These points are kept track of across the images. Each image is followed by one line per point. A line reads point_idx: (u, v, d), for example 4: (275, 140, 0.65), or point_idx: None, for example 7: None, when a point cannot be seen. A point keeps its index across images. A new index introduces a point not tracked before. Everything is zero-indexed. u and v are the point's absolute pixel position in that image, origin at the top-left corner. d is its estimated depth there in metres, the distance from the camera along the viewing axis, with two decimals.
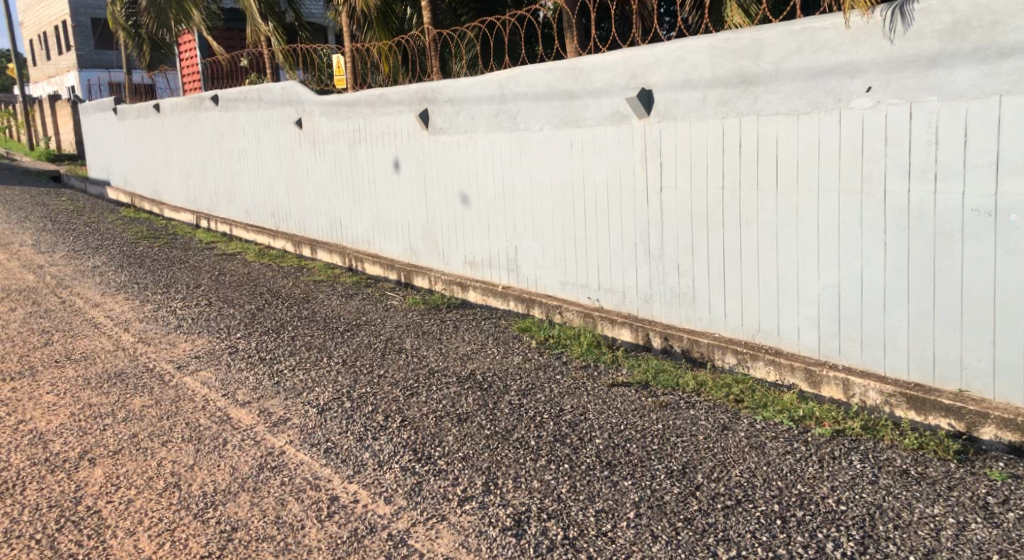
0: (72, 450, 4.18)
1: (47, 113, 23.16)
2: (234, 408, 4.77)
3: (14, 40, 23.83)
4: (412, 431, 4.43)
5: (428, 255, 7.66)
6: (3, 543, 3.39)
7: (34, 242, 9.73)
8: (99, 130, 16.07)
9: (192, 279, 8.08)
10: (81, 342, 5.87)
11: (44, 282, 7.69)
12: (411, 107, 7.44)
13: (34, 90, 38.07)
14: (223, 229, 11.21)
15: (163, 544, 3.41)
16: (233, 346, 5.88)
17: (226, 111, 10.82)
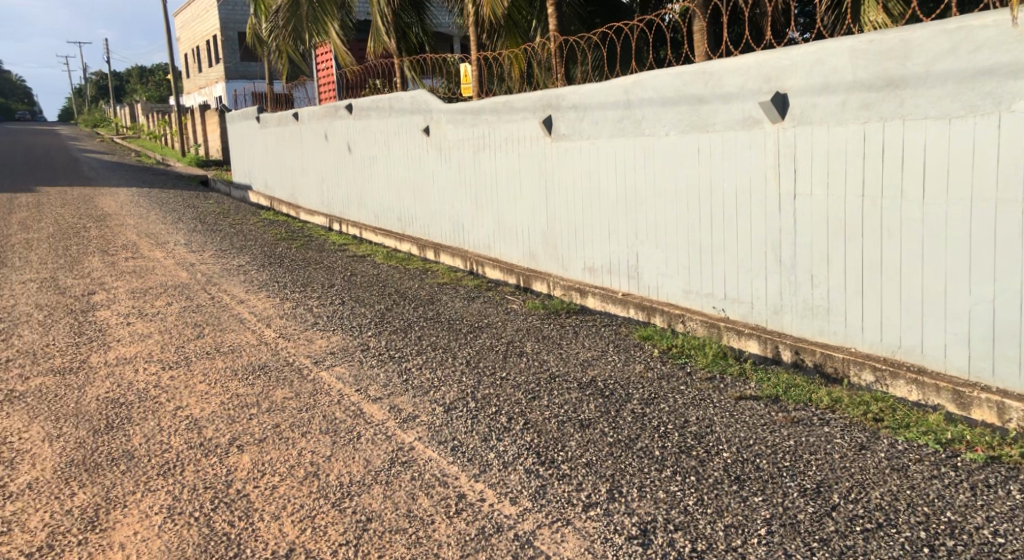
0: (223, 437, 4.47)
1: (197, 122, 24.79)
2: (367, 403, 4.97)
3: (171, 53, 25.63)
4: (535, 434, 4.49)
5: (547, 260, 7.71)
6: (166, 518, 3.65)
7: (186, 242, 10.42)
8: (242, 138, 17.04)
9: (326, 279, 8.45)
10: (229, 336, 6.25)
11: (196, 279, 8.22)
12: (535, 114, 7.52)
13: (187, 100, 40.84)
14: (353, 232, 11.66)
15: (305, 530, 3.60)
16: (365, 344, 6.12)
17: (358, 118, 11.24)
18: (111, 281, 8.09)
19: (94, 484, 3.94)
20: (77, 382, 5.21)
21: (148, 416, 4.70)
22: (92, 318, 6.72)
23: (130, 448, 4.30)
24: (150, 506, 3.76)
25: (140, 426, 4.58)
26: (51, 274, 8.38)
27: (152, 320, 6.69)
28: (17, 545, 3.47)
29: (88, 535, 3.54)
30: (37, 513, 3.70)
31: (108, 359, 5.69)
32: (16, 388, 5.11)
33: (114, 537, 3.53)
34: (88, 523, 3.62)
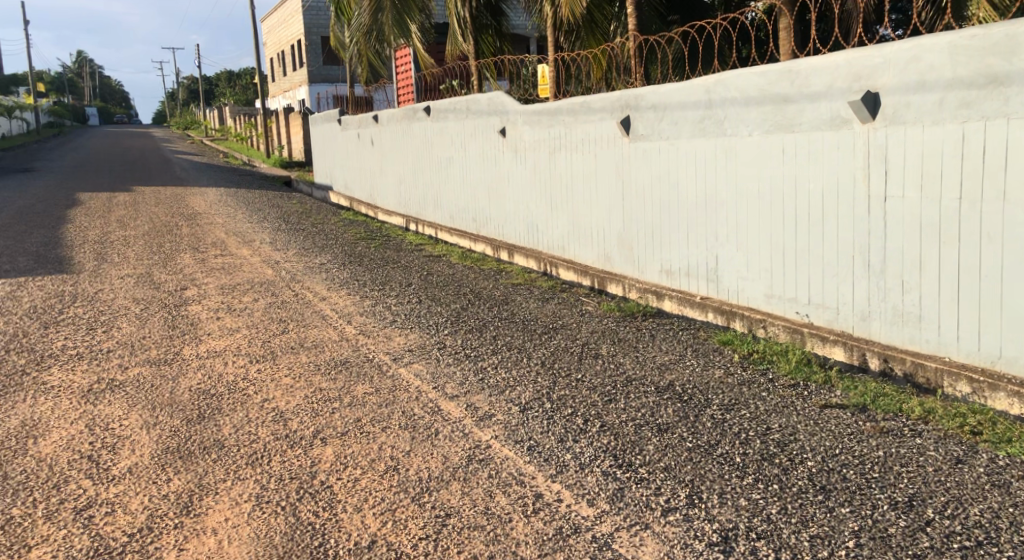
0: (306, 429, 4.58)
1: (282, 124, 25.50)
2: (444, 400, 5.02)
3: (258, 57, 26.40)
4: (612, 437, 4.47)
5: (623, 262, 7.66)
6: (254, 506, 3.77)
7: (271, 240, 10.73)
8: (324, 140, 17.44)
9: (404, 278, 8.58)
10: (312, 332, 6.41)
11: (280, 276, 8.46)
12: (613, 114, 7.47)
13: (272, 103, 42.07)
14: (429, 232, 11.79)
15: (386, 523, 3.66)
16: (442, 342, 6.19)
17: (436, 120, 11.37)
18: (201, 277, 8.39)
19: (188, 471, 4.09)
20: (171, 373, 5.43)
21: (237, 408, 4.85)
22: (184, 312, 6.98)
23: (220, 438, 4.45)
24: (239, 494, 3.88)
25: (229, 416, 4.74)
26: (146, 270, 8.74)
27: (240, 315, 6.91)
28: (118, 525, 3.63)
29: (183, 519, 3.68)
30: (136, 496, 3.86)
31: (199, 351, 5.90)
32: (115, 377, 5.35)
33: (207, 522, 3.66)
34: (182, 508, 3.77)
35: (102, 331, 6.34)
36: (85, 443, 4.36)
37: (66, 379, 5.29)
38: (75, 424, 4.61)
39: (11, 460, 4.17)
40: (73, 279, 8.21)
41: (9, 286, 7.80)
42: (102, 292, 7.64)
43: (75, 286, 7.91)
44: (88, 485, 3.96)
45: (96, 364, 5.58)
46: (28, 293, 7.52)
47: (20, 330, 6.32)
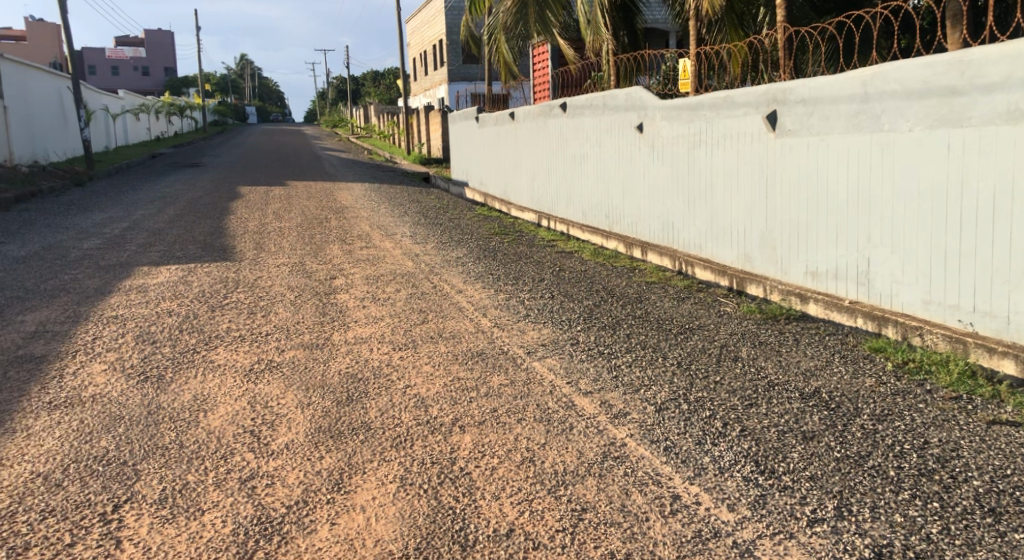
0: (446, 416, 4.69)
1: (422, 121, 26.24)
2: (579, 395, 5.02)
3: (402, 57, 27.26)
4: (753, 442, 4.32)
5: (763, 262, 7.39)
6: (399, 487, 3.91)
7: (411, 234, 11.04)
8: (461, 137, 17.79)
9: (536, 273, 8.61)
10: (451, 323, 6.55)
11: (420, 269, 8.69)
12: (759, 109, 7.23)
13: (413, 101, 43.40)
14: (560, 229, 11.78)
15: (523, 513, 3.71)
16: (575, 338, 6.18)
17: (572, 116, 11.36)
18: (349, 267, 8.74)
19: (339, 450, 4.28)
20: (323, 357, 5.69)
21: (382, 393, 5.03)
22: (334, 301, 7.29)
23: (367, 420, 4.63)
24: (385, 474, 4.03)
25: (374, 400, 4.91)
26: (299, 259, 9.18)
27: (384, 304, 7.16)
28: (277, 496, 3.84)
29: (335, 495, 3.86)
30: (293, 470, 4.08)
31: (348, 338, 6.15)
32: (273, 358, 5.66)
33: (356, 499, 3.83)
34: (334, 484, 3.95)
35: (261, 316, 6.71)
36: (247, 419, 4.64)
37: (230, 358, 5.64)
38: (239, 400, 4.90)
39: (185, 430, 4.48)
40: (235, 266, 8.74)
41: (180, 271, 8.38)
42: (260, 279, 8.09)
43: (237, 272, 8.42)
44: (251, 457, 4.20)
45: (256, 346, 5.92)
46: (197, 278, 8.06)
47: (190, 312, 6.78)
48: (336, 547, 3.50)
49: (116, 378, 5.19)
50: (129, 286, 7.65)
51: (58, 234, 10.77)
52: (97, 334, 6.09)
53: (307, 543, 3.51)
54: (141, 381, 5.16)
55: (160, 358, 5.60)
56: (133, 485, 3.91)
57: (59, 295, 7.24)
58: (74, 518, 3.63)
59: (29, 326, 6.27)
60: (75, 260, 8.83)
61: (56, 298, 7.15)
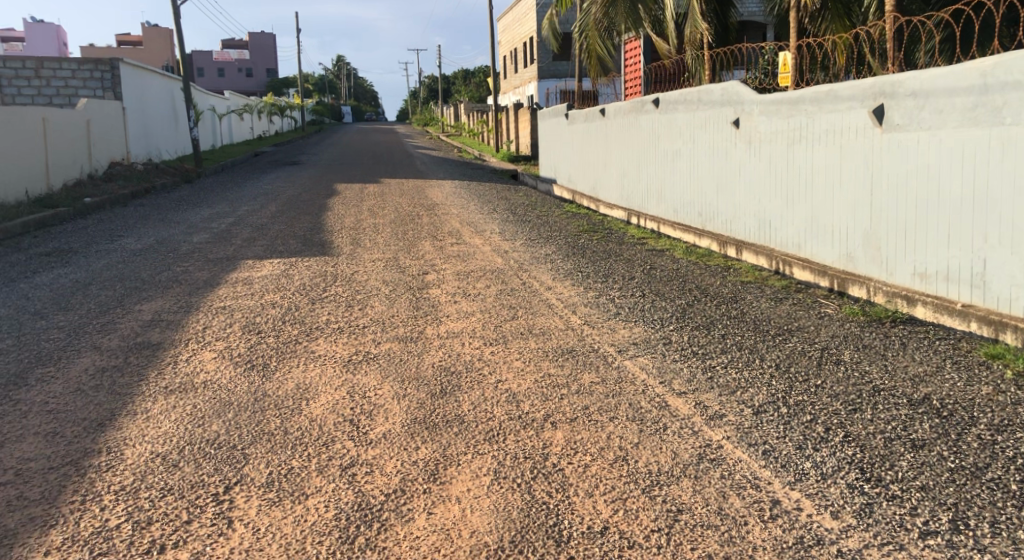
0: (538, 412, 4.69)
1: (511, 119, 26.37)
2: (672, 396, 4.94)
3: (493, 55, 27.46)
4: (858, 449, 4.16)
5: (866, 262, 7.11)
6: (493, 480, 3.95)
7: (500, 230, 11.09)
8: (551, 134, 17.77)
9: (627, 272, 8.52)
10: (540, 320, 6.55)
11: (510, 265, 8.73)
12: (864, 103, 6.96)
13: (503, 99, 43.67)
14: (651, 226, 11.61)
15: (618, 512, 3.68)
16: (668, 337, 6.08)
17: (665, 112, 11.19)
18: (440, 263, 8.85)
19: (433, 442, 4.34)
20: (417, 350, 5.78)
21: (474, 387, 5.07)
22: (426, 295, 7.39)
23: (460, 413, 4.67)
24: (479, 467, 4.07)
25: (467, 394, 4.96)
26: (393, 255, 9.36)
27: (474, 299, 7.23)
28: (376, 484, 3.93)
29: (431, 486, 3.92)
30: (391, 459, 4.16)
31: (440, 332, 6.22)
32: (369, 350, 5.79)
33: (452, 490, 3.88)
34: (430, 475, 4.01)
35: (358, 309, 6.87)
36: (347, 408, 4.75)
37: (329, 349, 5.79)
38: (338, 390, 5.03)
39: (288, 417, 4.62)
40: (333, 260, 8.97)
41: (282, 265, 8.66)
42: (357, 274, 8.27)
43: (335, 267, 8.64)
44: (351, 446, 4.30)
45: (353, 338, 6.06)
46: (297, 272, 8.31)
47: (291, 304, 6.99)
48: (433, 536, 3.55)
49: (225, 366, 5.41)
50: (236, 278, 7.95)
51: (169, 228, 11.28)
52: (207, 323, 6.34)
53: (405, 531, 3.58)
54: (247, 369, 5.35)
55: (265, 348, 5.80)
56: (242, 468, 4.05)
57: (172, 286, 7.58)
58: (190, 497, 3.79)
59: (146, 315, 6.58)
60: (186, 253, 9.22)
61: (169, 289, 7.49)
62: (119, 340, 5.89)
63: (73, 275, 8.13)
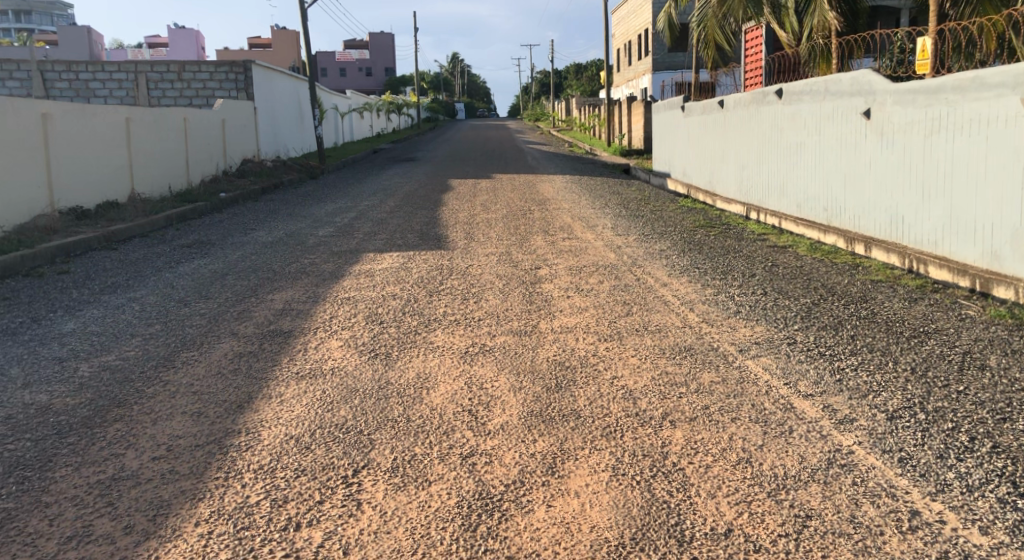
0: (656, 410, 4.63)
1: (624, 112, 26.12)
2: (798, 398, 4.77)
3: (608, 48, 27.25)
4: (1009, 461, 3.92)
5: (1014, 261, 6.65)
6: (612, 477, 3.93)
7: (613, 225, 11.00)
8: (666, 128, 17.48)
9: (747, 268, 8.29)
10: (656, 316, 6.46)
11: (623, 261, 8.66)
12: (1015, 90, 6.53)
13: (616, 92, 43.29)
14: (771, 222, 11.24)
15: (742, 514, 3.60)
16: (792, 337, 5.89)
17: (789, 104, 10.83)
18: (552, 258, 8.86)
19: (551, 435, 4.36)
20: (531, 344, 5.81)
21: (589, 382, 5.05)
22: (539, 290, 7.43)
23: (577, 408, 4.67)
24: (597, 463, 4.06)
25: (583, 389, 4.95)
26: (506, 249, 9.44)
27: (588, 295, 7.20)
28: (496, 475, 3.98)
29: (550, 478, 3.94)
30: (509, 450, 4.21)
31: (554, 326, 6.24)
32: (486, 342, 5.86)
33: (570, 484, 3.89)
34: (548, 468, 4.03)
35: (473, 302, 6.97)
36: (466, 398, 4.83)
37: (447, 340, 5.90)
38: (456, 380, 5.12)
39: (410, 405, 4.74)
40: (450, 254, 9.13)
41: (401, 258, 8.89)
42: (472, 267, 8.40)
43: (451, 260, 8.80)
44: (470, 435, 4.37)
45: (470, 330, 6.16)
46: (416, 265, 8.50)
47: (410, 296, 7.17)
48: (554, 529, 3.57)
49: (350, 354, 5.59)
50: (359, 270, 8.21)
51: (297, 222, 11.76)
52: (333, 313, 6.59)
53: (526, 522, 3.61)
54: (371, 357, 5.53)
55: (388, 337, 5.97)
56: (368, 452, 4.19)
57: (301, 277, 7.91)
58: (322, 478, 3.94)
59: (277, 304, 6.88)
60: (312, 246, 9.59)
61: (297, 280, 7.81)
62: (254, 328, 6.19)
63: (211, 265, 8.60)
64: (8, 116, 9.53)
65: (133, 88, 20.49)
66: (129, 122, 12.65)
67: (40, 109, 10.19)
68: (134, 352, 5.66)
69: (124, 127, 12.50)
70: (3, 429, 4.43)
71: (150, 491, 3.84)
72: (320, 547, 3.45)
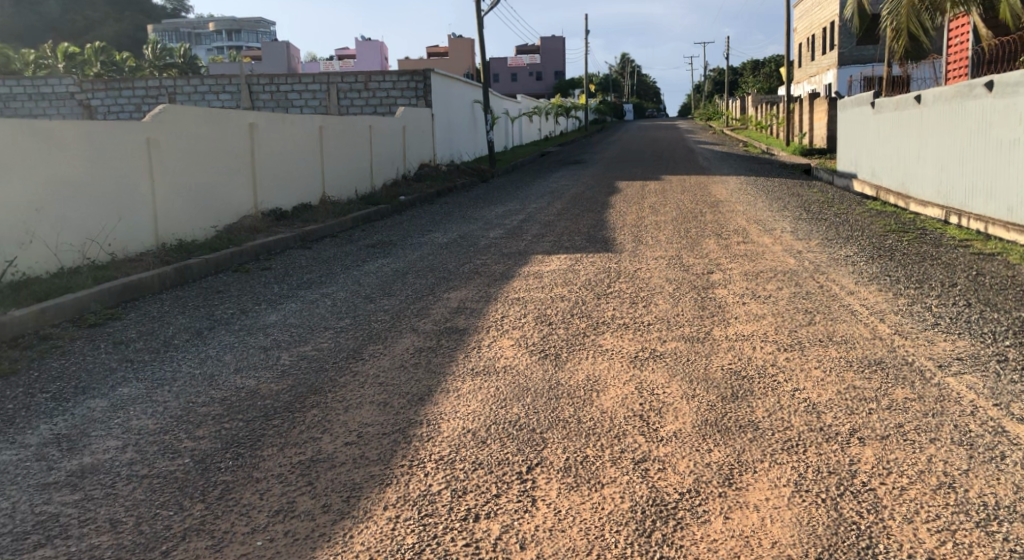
0: (843, 426, 4.40)
1: (805, 110, 24.94)
2: (1010, 422, 4.36)
3: (789, 42, 26.18)
4: None
5: None
6: (794, 492, 3.77)
7: (793, 229, 10.55)
8: (853, 126, 16.54)
9: (946, 277, 7.70)
10: (842, 327, 6.13)
11: (804, 267, 8.28)
12: None
13: (798, 89, 41.46)
14: (976, 227, 10.37)
15: (945, 543, 3.37)
16: (1002, 354, 5.41)
17: (1001, 97, 9.95)
18: (726, 262, 8.63)
19: (727, 445, 4.24)
20: (704, 351, 5.68)
21: (768, 393, 4.86)
22: (712, 295, 7.26)
23: (755, 419, 4.52)
24: (778, 477, 3.91)
25: (761, 400, 4.77)
26: (677, 253, 9.29)
27: (765, 302, 6.95)
28: (670, 482, 3.92)
29: (727, 490, 3.83)
30: (683, 458, 4.13)
31: (728, 333, 6.07)
32: (656, 347, 5.79)
33: (749, 497, 3.77)
34: (725, 479, 3.92)
35: (643, 306, 6.91)
36: (637, 403, 4.79)
37: (616, 344, 5.88)
38: (627, 384, 5.09)
39: (581, 407, 4.76)
40: (619, 257, 9.08)
41: (570, 260, 8.95)
42: (641, 270, 8.32)
43: (619, 263, 8.75)
44: (643, 441, 4.33)
45: (639, 334, 6.11)
46: (583, 268, 8.53)
47: (580, 298, 7.21)
48: (732, 541, 3.48)
49: (522, 353, 5.69)
50: (528, 272, 8.34)
51: (472, 224, 12.10)
52: (505, 313, 6.73)
53: (703, 532, 3.54)
54: (541, 357, 5.60)
55: (557, 338, 6.03)
56: (542, 450, 4.25)
57: (474, 277, 8.14)
58: (497, 472, 4.04)
59: (453, 302, 7.12)
60: (485, 247, 9.85)
61: (471, 279, 8.06)
62: (432, 324, 6.44)
63: (392, 264, 9.03)
64: (222, 126, 10.43)
65: (325, 98, 21.87)
66: (322, 130, 13.51)
67: (247, 120, 11.08)
68: (327, 343, 6.04)
69: (317, 135, 13.35)
70: (219, 409, 4.86)
71: (344, 473, 4.09)
72: (498, 540, 3.54)
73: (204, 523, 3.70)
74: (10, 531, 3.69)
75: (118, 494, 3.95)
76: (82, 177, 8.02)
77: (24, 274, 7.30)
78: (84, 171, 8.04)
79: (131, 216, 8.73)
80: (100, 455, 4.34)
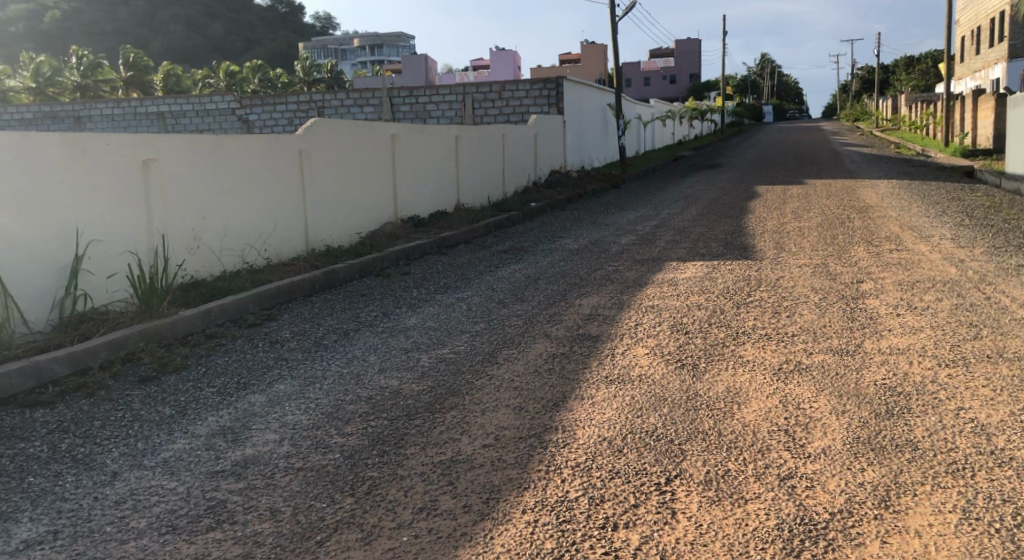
0: (1017, 450, 4.06)
1: (967, 108, 23.33)
2: None
3: (949, 36, 24.58)
4: None
5: None
6: (963, 520, 3.53)
7: (954, 236, 9.88)
8: None
9: None
10: (1013, 342, 5.67)
11: (967, 277, 7.73)
12: None
13: (959, 85, 38.86)
14: None
15: None
16: None
17: None
18: (877, 271, 8.18)
19: (882, 465, 4.00)
20: (855, 365, 5.39)
21: (928, 412, 4.56)
22: (863, 306, 6.89)
23: (913, 439, 4.24)
24: (942, 502, 3.66)
25: (919, 419, 4.48)
26: (822, 260, 8.90)
27: (922, 313, 6.53)
28: (819, 501, 3.73)
29: (883, 512, 3.62)
30: (834, 477, 3.92)
31: (881, 346, 5.74)
32: (801, 360, 5.55)
33: (909, 521, 3.55)
34: (881, 500, 3.70)
35: (786, 316, 6.64)
36: (782, 417, 4.60)
37: (758, 355, 5.68)
38: (770, 398, 4.90)
39: (722, 419, 4.61)
40: (759, 265, 8.78)
41: (707, 268, 8.74)
42: (784, 279, 8.01)
43: (760, 271, 8.47)
44: (788, 457, 4.15)
45: (783, 345, 5.87)
46: (721, 275, 8.30)
47: (718, 307, 7.01)
48: None
49: (657, 362, 5.59)
50: (663, 279, 8.20)
51: (605, 230, 12.02)
52: (640, 321, 6.63)
53: (858, 556, 3.36)
54: (678, 367, 5.48)
55: (695, 348, 5.88)
56: (680, 462, 4.15)
57: (607, 284, 8.08)
58: (636, 482, 3.97)
59: (586, 309, 7.09)
60: (618, 254, 9.76)
61: (604, 286, 8.00)
62: (565, 330, 6.43)
63: (526, 270, 9.10)
64: (366, 138, 10.84)
65: (461, 108, 22.33)
66: (459, 140, 13.80)
67: (389, 131, 11.47)
68: (464, 346, 6.15)
69: (454, 144, 13.65)
70: (365, 407, 5.03)
71: (484, 475, 4.13)
72: (638, 550, 3.48)
73: (354, 516, 3.83)
74: (186, 513, 3.95)
75: (277, 485, 4.15)
76: (242, 186, 8.53)
77: (192, 277, 7.82)
78: (244, 181, 8.55)
79: (285, 223, 9.21)
80: (260, 447, 4.58)
